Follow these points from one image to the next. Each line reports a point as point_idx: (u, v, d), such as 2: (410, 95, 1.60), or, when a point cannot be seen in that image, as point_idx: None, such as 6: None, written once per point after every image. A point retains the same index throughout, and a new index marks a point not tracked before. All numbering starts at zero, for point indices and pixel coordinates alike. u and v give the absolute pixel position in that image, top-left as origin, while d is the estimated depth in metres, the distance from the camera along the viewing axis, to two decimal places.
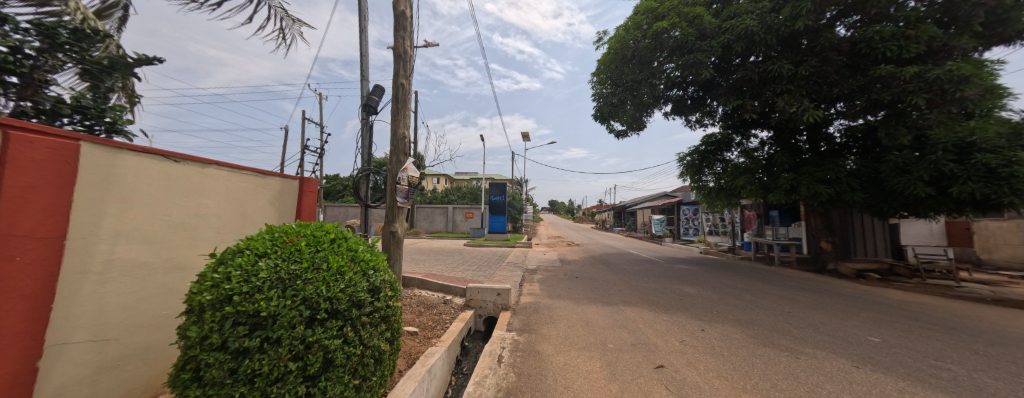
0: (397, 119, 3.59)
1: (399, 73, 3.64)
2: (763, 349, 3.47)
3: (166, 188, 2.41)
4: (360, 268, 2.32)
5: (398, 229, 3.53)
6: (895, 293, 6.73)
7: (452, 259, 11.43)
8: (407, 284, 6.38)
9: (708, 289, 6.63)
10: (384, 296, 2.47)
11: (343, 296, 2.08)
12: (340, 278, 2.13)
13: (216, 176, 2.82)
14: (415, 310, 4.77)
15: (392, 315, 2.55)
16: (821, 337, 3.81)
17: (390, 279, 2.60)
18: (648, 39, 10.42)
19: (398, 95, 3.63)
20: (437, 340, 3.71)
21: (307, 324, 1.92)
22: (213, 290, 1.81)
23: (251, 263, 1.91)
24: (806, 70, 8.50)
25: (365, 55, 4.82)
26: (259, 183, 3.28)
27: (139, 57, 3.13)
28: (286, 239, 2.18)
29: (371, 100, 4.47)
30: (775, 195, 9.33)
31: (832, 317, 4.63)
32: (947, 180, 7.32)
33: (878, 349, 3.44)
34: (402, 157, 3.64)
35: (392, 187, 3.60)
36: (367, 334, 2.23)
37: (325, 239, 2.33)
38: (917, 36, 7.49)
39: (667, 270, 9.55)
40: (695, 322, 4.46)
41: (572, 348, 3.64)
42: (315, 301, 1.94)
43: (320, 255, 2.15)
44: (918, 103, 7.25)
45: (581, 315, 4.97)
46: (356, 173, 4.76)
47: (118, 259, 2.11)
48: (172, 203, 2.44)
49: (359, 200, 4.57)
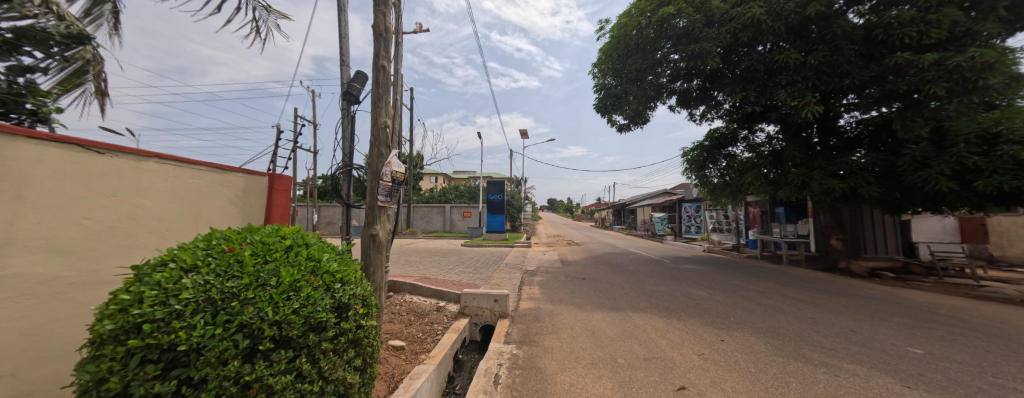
0: (378, 107, 3.17)
1: (379, 54, 3.20)
2: (795, 365, 3.07)
3: (85, 185, 1.98)
4: (323, 283, 1.89)
5: (379, 231, 3.07)
6: (919, 294, 6.32)
7: (449, 260, 11.00)
8: (398, 290, 5.94)
9: (720, 292, 6.22)
10: (355, 314, 2.05)
11: (298, 318, 1.67)
12: (295, 296, 1.70)
13: (158, 170, 2.40)
14: (405, 320, 4.38)
15: (364, 338, 2.14)
16: (857, 349, 3.42)
17: (362, 293, 2.18)
18: (652, 28, 10.04)
19: (379, 78, 3.18)
20: (426, 357, 3.27)
21: (245, 357, 1.51)
22: (119, 316, 1.39)
23: (173, 280, 1.48)
24: (815, 59, 8.05)
25: (344, 38, 4.37)
26: (216, 180, 2.87)
27: (61, 31, 2.66)
28: (228, 248, 1.73)
29: (352, 87, 4.03)
30: (785, 191, 8.90)
31: (860, 323, 4.24)
32: (972, 174, 6.95)
33: (924, 364, 3.06)
34: (384, 150, 3.21)
35: (372, 184, 3.15)
36: (329, 365, 1.81)
37: (278, 246, 1.88)
38: (937, 22, 7.10)
39: (673, 270, 9.13)
40: (712, 331, 4.04)
41: (578, 364, 3.23)
42: (257, 328, 1.52)
43: (268, 268, 1.71)
44: (937, 92, 6.82)
45: (585, 323, 4.54)
46: (336, 170, 4.31)
47: (12, 275, 1.67)
48: (94, 204, 2.02)
49: (339, 200, 4.06)
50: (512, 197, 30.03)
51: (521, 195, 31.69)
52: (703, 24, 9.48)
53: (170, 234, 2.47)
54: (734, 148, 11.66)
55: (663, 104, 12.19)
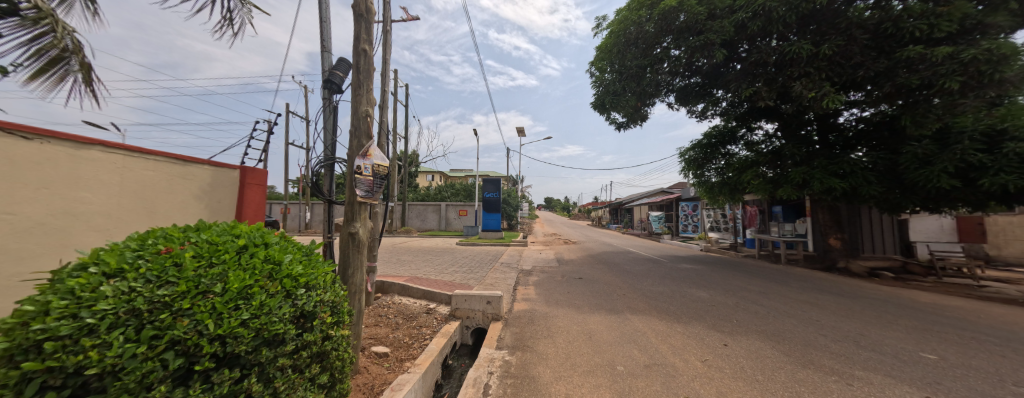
0: (358, 95, 2.89)
1: (360, 37, 2.93)
2: (805, 372, 2.87)
3: (19, 177, 2.03)
4: (282, 288, 1.64)
5: (359, 230, 2.78)
6: (923, 295, 6.17)
7: (443, 260, 10.73)
8: (387, 291, 5.70)
9: (721, 293, 6.04)
10: (319, 323, 1.81)
11: (247, 330, 1.43)
12: (245, 305, 1.46)
13: (103, 160, 2.47)
14: (391, 323, 4.13)
15: (331, 350, 1.91)
16: (868, 354, 3.23)
17: (331, 299, 1.95)
18: (654, 21, 9.88)
19: (359, 63, 2.90)
20: (411, 365, 3.02)
21: (178, 380, 1.28)
22: (17, 331, 1.13)
23: (90, 287, 1.23)
24: (828, 50, 7.89)
25: (326, 23, 4.11)
26: (176, 172, 2.96)
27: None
28: (165, 249, 1.48)
29: (333, 75, 3.75)
30: (785, 189, 8.72)
31: (868, 326, 4.06)
32: (974, 172, 6.82)
33: (940, 371, 2.88)
34: (364, 141, 2.95)
35: (351, 177, 2.85)
36: (285, 385, 1.58)
37: (230, 246, 1.63)
38: (948, 15, 7.03)
39: (672, 270, 8.94)
40: (714, 335, 3.84)
41: (574, 372, 3.00)
42: (192, 344, 1.28)
43: (214, 272, 1.46)
44: (952, 86, 6.70)
45: (582, 326, 4.33)
46: (317, 165, 4.00)
47: None
48: (28, 196, 2.08)
49: (319, 196, 3.76)
50: (512, 196, 29.76)
51: (519, 193, 31.45)
52: (706, 17, 9.35)
53: (110, 230, 2.52)
54: (732, 147, 11.52)
55: (662, 101, 12.01)
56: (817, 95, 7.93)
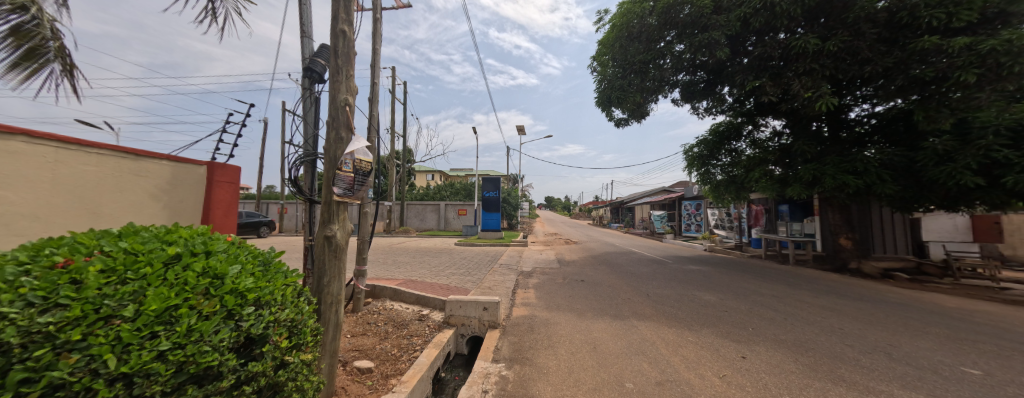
0: (336, 81, 2.58)
1: (338, 16, 2.62)
2: (836, 391, 2.57)
3: None
4: (221, 307, 1.33)
5: (336, 233, 2.45)
6: (947, 299, 5.85)
7: (440, 261, 10.43)
8: (378, 296, 5.39)
9: (732, 297, 5.72)
10: (271, 349, 1.51)
11: (164, 365, 1.13)
12: (167, 332, 1.15)
13: (33, 155, 2.46)
14: (380, 332, 3.85)
15: (285, 379, 1.61)
16: (904, 369, 2.93)
17: (289, 317, 1.66)
18: (657, 15, 9.55)
19: (337, 46, 2.59)
20: (398, 382, 2.70)
21: None
22: None
23: None
24: (835, 45, 7.59)
25: (306, 7, 3.80)
26: (128, 168, 3.03)
27: None
28: (64, 263, 1.17)
29: (315, 63, 3.45)
30: (794, 188, 8.41)
31: (896, 335, 3.75)
32: (999, 169, 6.48)
33: (989, 389, 2.58)
34: (344, 133, 2.62)
35: (330, 173, 2.55)
36: None
37: (156, 258, 1.31)
38: (968, 3, 6.63)
39: (678, 272, 8.61)
40: (730, 346, 3.54)
41: (578, 390, 2.70)
42: (82, 389, 0.98)
43: (127, 289, 1.14)
44: (968, 79, 6.37)
45: (586, 335, 4.02)
46: (297, 161, 3.67)
47: None
48: None
49: (299, 194, 3.44)
50: (512, 195, 29.44)
51: (519, 192, 31.02)
52: (711, 11, 8.99)
53: (35, 232, 2.48)
54: (737, 143, 11.21)
55: (666, 97, 11.69)
56: (814, 96, 7.76)
